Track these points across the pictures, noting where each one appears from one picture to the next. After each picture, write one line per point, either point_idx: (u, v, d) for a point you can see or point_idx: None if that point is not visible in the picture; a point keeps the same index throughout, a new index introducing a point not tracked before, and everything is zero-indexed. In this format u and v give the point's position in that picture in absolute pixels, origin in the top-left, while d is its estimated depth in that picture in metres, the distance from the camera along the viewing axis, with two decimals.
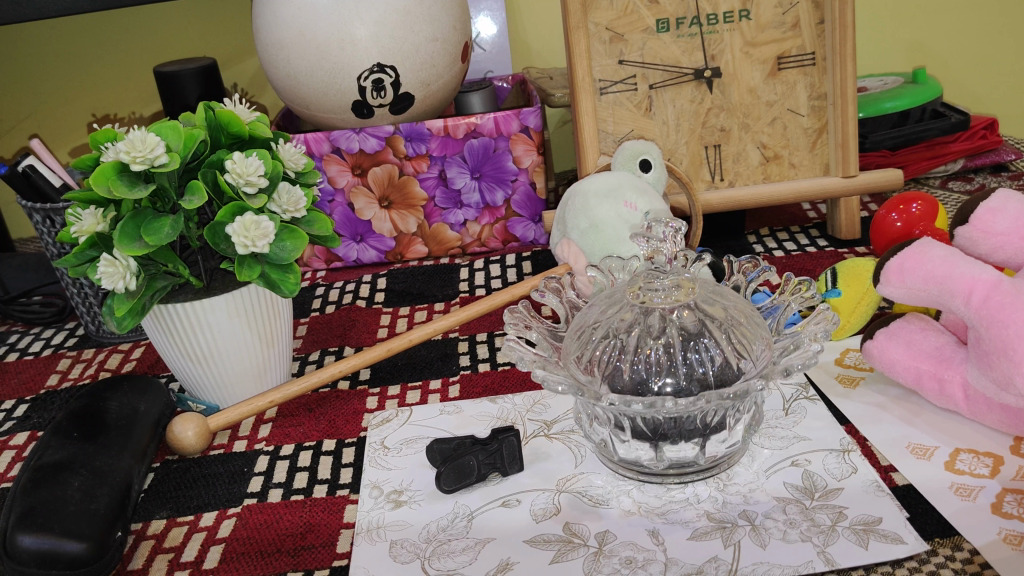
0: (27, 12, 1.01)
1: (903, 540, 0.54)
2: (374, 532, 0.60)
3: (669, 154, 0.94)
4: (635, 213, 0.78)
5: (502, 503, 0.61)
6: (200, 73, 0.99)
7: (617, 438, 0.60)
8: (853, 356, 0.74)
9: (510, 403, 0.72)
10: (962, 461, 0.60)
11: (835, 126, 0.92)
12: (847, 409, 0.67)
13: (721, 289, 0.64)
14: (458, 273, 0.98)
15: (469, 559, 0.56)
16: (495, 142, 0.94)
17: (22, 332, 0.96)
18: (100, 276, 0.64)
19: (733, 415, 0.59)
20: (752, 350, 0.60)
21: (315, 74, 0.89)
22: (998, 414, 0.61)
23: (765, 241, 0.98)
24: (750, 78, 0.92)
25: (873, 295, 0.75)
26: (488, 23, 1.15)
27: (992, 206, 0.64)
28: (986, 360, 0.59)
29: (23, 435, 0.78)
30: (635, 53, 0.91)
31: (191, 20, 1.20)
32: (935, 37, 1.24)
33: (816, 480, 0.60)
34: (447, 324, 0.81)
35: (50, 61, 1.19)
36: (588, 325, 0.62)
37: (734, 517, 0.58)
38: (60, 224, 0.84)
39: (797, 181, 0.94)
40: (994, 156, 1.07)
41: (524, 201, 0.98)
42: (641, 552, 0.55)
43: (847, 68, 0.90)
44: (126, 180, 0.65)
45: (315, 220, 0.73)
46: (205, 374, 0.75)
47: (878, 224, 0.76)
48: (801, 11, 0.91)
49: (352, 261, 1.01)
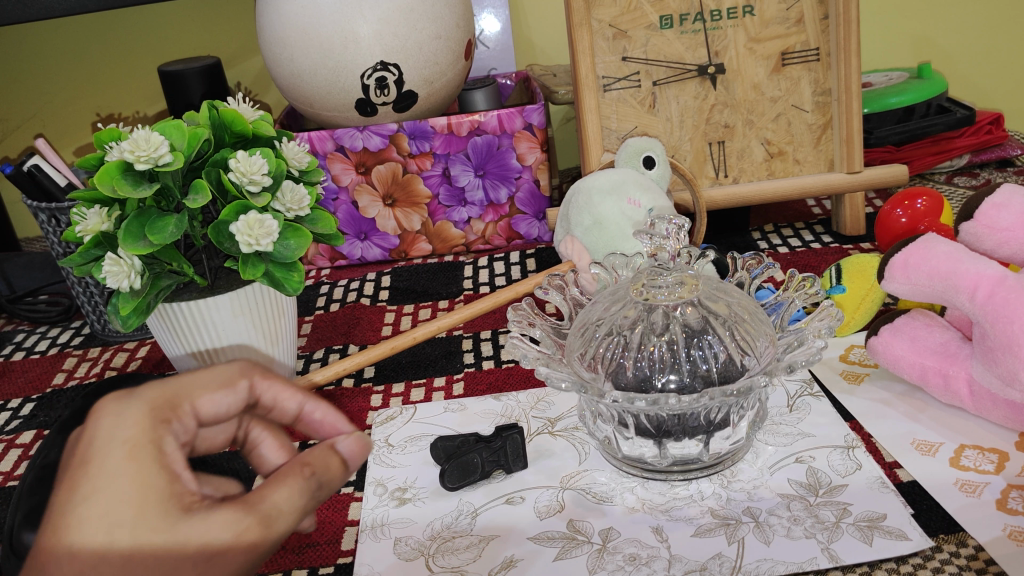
0: (31, 12, 1.01)
1: (908, 536, 0.54)
2: (379, 529, 0.60)
3: (673, 151, 0.94)
4: (638, 210, 0.78)
5: (506, 500, 0.61)
6: (204, 72, 1.00)
7: (621, 435, 0.61)
8: (858, 352, 0.74)
9: (515, 400, 0.72)
10: (968, 457, 0.60)
11: (840, 121, 0.92)
12: (851, 405, 0.67)
13: (725, 285, 0.64)
14: (463, 270, 0.98)
15: (473, 556, 0.56)
16: (499, 139, 0.94)
17: (29, 331, 0.97)
18: (105, 274, 0.65)
19: (738, 412, 0.60)
20: (756, 347, 0.60)
21: (318, 73, 0.89)
22: (1003, 410, 0.61)
23: (770, 237, 0.98)
24: (754, 74, 0.92)
25: (878, 291, 0.75)
26: (491, 20, 1.15)
27: (996, 201, 0.64)
28: (991, 355, 0.59)
29: (30, 434, 0.78)
30: (638, 49, 0.91)
31: (194, 19, 1.20)
32: (941, 32, 1.23)
33: (820, 476, 0.60)
34: (450, 321, 0.80)
35: (56, 61, 1.19)
36: (592, 321, 0.62)
37: (738, 513, 0.57)
38: (65, 223, 0.84)
39: (801, 177, 0.94)
40: (999, 151, 1.07)
41: (529, 198, 0.98)
42: (645, 548, 0.55)
43: (852, 63, 0.89)
44: (131, 179, 0.65)
45: (320, 217, 0.74)
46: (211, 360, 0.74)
47: (884, 220, 0.76)
48: (805, 7, 0.90)
49: (356, 259, 1.01)
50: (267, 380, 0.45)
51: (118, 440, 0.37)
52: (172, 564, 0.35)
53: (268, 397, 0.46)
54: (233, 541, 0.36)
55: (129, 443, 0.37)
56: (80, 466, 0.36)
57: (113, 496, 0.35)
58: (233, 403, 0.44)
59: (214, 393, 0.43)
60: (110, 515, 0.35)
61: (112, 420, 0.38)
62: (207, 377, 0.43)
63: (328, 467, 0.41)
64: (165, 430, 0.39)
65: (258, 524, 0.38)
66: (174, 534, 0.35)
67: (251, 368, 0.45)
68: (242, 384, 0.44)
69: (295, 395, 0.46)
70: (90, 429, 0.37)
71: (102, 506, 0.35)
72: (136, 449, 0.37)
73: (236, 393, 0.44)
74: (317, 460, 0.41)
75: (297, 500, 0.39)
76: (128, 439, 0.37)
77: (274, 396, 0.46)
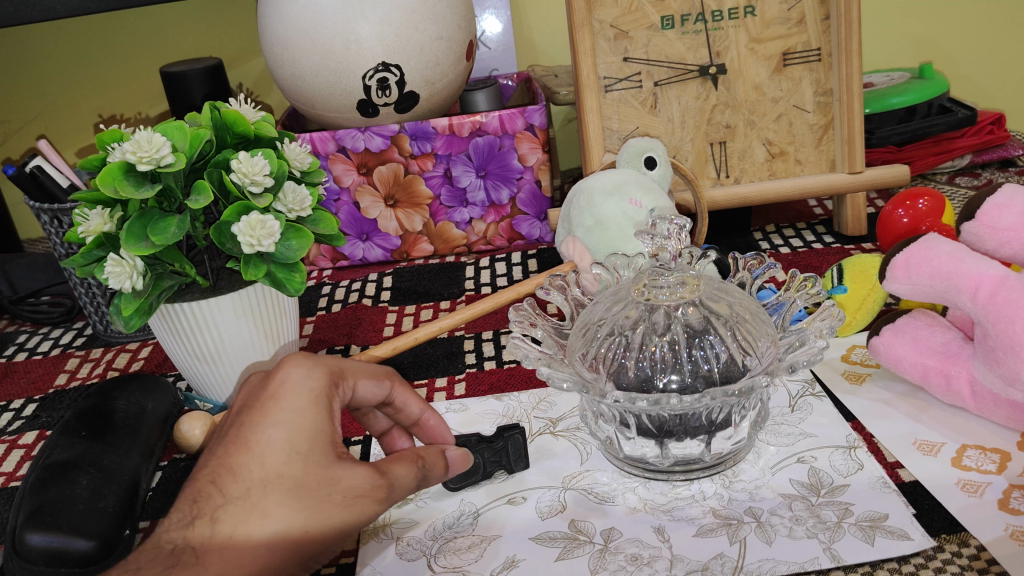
0: (34, 13, 1.01)
1: (909, 536, 0.54)
2: (380, 529, 0.60)
3: (674, 152, 0.94)
4: (639, 211, 0.78)
5: (507, 501, 0.61)
6: (206, 73, 1.00)
7: (623, 436, 0.61)
8: (859, 352, 0.74)
9: (516, 400, 0.72)
10: (970, 457, 0.60)
11: (841, 121, 0.92)
12: (852, 405, 0.67)
13: (727, 286, 0.64)
14: (464, 270, 0.98)
15: (475, 557, 0.56)
16: (500, 140, 0.94)
17: (31, 332, 0.97)
18: (107, 275, 0.65)
19: (738, 413, 0.60)
20: (758, 347, 0.60)
21: (320, 74, 0.89)
22: (1005, 409, 0.61)
23: (772, 238, 0.98)
24: (755, 75, 0.92)
25: (880, 291, 0.75)
26: (493, 21, 1.15)
27: (998, 202, 0.64)
28: (993, 355, 0.59)
29: (32, 434, 0.78)
30: (640, 50, 0.91)
31: (196, 21, 1.20)
32: (943, 33, 1.23)
33: (822, 476, 0.60)
34: (451, 322, 0.80)
35: (58, 62, 1.19)
36: (593, 322, 0.62)
37: (740, 513, 0.57)
38: (68, 224, 0.84)
39: (803, 177, 0.94)
40: (1001, 152, 1.07)
41: (530, 198, 0.98)
42: (646, 548, 0.55)
43: (853, 63, 0.89)
44: (132, 180, 0.65)
45: (321, 218, 0.74)
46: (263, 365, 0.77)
47: (885, 220, 0.76)
48: (807, 7, 0.90)
49: (357, 259, 1.01)
50: (403, 389, 0.57)
51: (303, 390, 0.49)
52: (323, 494, 0.47)
53: (401, 401, 0.57)
54: (365, 489, 0.48)
55: (311, 393, 0.49)
56: (273, 399, 0.48)
57: (293, 429, 0.47)
58: (378, 394, 0.55)
59: (369, 381, 0.54)
60: (289, 442, 0.47)
61: (302, 374, 0.50)
62: (364, 367, 0.55)
63: (436, 462, 0.52)
64: (334, 392, 0.51)
65: (384, 484, 0.49)
66: (328, 472, 0.47)
67: (393, 374, 0.57)
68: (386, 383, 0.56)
69: (419, 405, 0.58)
70: (283, 376, 0.50)
71: (286, 434, 0.47)
72: (315, 402, 0.49)
73: (381, 387, 0.56)
74: (429, 456, 0.52)
75: (414, 479, 0.51)
76: (311, 389, 0.49)
77: (403, 400, 0.57)
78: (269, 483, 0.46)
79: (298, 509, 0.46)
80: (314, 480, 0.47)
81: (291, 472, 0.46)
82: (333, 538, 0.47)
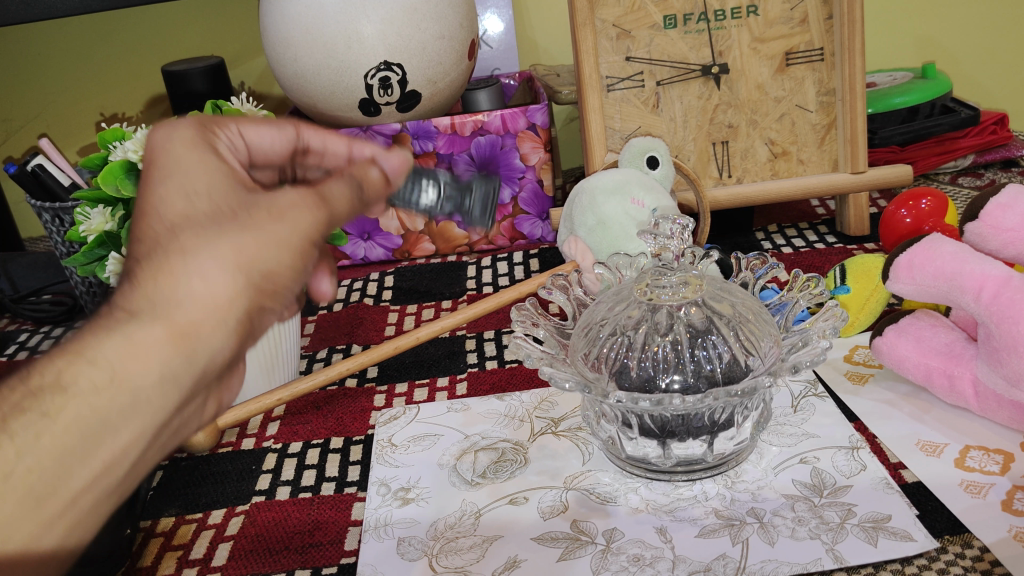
0: (35, 12, 1.01)
1: (913, 537, 0.54)
2: (382, 529, 0.59)
3: (676, 151, 0.93)
4: (641, 210, 0.78)
5: (510, 501, 0.61)
6: (208, 71, 1.00)
7: (625, 436, 0.61)
8: (862, 352, 0.73)
9: (518, 400, 0.72)
10: (973, 458, 0.60)
11: (844, 121, 0.92)
12: (856, 405, 0.67)
13: (729, 286, 0.64)
14: (466, 270, 0.97)
15: (477, 557, 0.56)
16: (502, 139, 0.94)
17: (32, 330, 0.97)
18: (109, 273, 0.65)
19: (741, 412, 0.60)
20: (761, 347, 0.60)
21: (322, 73, 0.89)
22: (1008, 410, 0.61)
23: (774, 237, 0.97)
24: (758, 74, 0.92)
25: (883, 291, 0.75)
26: (494, 21, 1.15)
27: (1002, 202, 0.64)
28: (997, 356, 0.59)
29: None
30: (642, 49, 0.91)
31: (198, 20, 1.20)
32: (945, 32, 1.23)
33: (824, 477, 0.60)
34: (453, 322, 0.80)
35: (59, 60, 1.19)
36: (595, 321, 0.62)
37: (742, 514, 0.57)
38: (69, 223, 0.84)
39: (805, 177, 0.94)
40: (1004, 152, 1.07)
41: (531, 198, 0.98)
42: (648, 549, 0.55)
43: (856, 63, 0.89)
44: (134, 179, 0.66)
45: None
46: (272, 364, 0.76)
47: (888, 220, 0.76)
48: (810, 6, 0.90)
49: (359, 259, 1.01)
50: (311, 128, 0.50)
51: (174, 139, 0.40)
52: (245, 218, 0.37)
53: (312, 140, 0.50)
54: (303, 201, 0.39)
55: (186, 142, 0.40)
56: (152, 161, 0.39)
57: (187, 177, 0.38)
58: (284, 142, 0.48)
59: (262, 126, 0.47)
60: (187, 187, 0.38)
61: (165, 128, 0.41)
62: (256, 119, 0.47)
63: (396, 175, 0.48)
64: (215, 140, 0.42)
65: (315, 191, 0.40)
66: (242, 202, 0.38)
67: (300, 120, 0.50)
68: (291, 129, 0.49)
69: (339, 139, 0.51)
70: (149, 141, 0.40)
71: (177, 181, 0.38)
72: (194, 150, 0.40)
73: (286, 135, 0.48)
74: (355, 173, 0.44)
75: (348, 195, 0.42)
76: (184, 138, 0.41)
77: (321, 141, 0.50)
78: (179, 226, 0.36)
79: (238, 249, 0.35)
80: (230, 210, 0.37)
81: (206, 212, 0.37)
82: (290, 263, 0.37)
